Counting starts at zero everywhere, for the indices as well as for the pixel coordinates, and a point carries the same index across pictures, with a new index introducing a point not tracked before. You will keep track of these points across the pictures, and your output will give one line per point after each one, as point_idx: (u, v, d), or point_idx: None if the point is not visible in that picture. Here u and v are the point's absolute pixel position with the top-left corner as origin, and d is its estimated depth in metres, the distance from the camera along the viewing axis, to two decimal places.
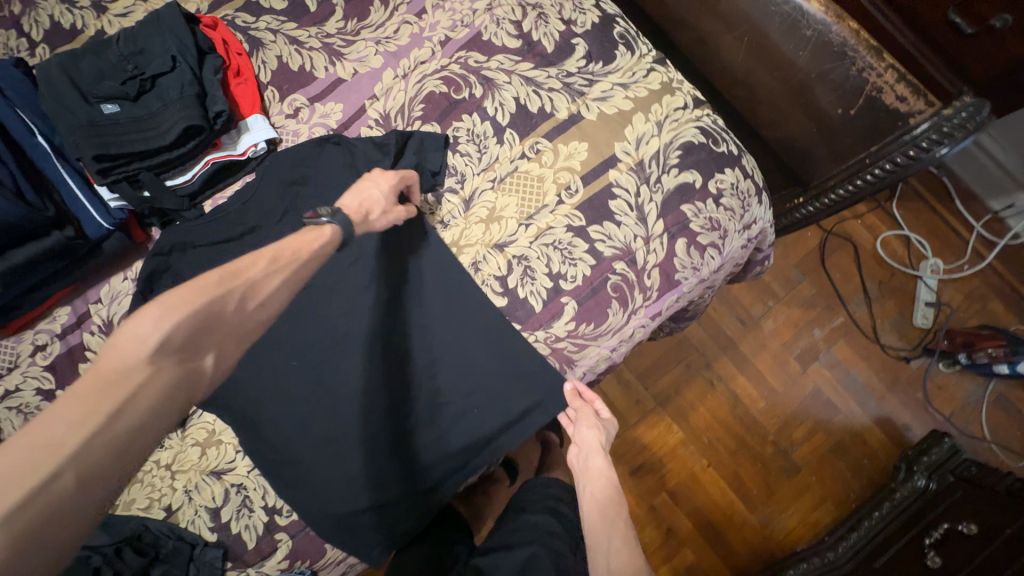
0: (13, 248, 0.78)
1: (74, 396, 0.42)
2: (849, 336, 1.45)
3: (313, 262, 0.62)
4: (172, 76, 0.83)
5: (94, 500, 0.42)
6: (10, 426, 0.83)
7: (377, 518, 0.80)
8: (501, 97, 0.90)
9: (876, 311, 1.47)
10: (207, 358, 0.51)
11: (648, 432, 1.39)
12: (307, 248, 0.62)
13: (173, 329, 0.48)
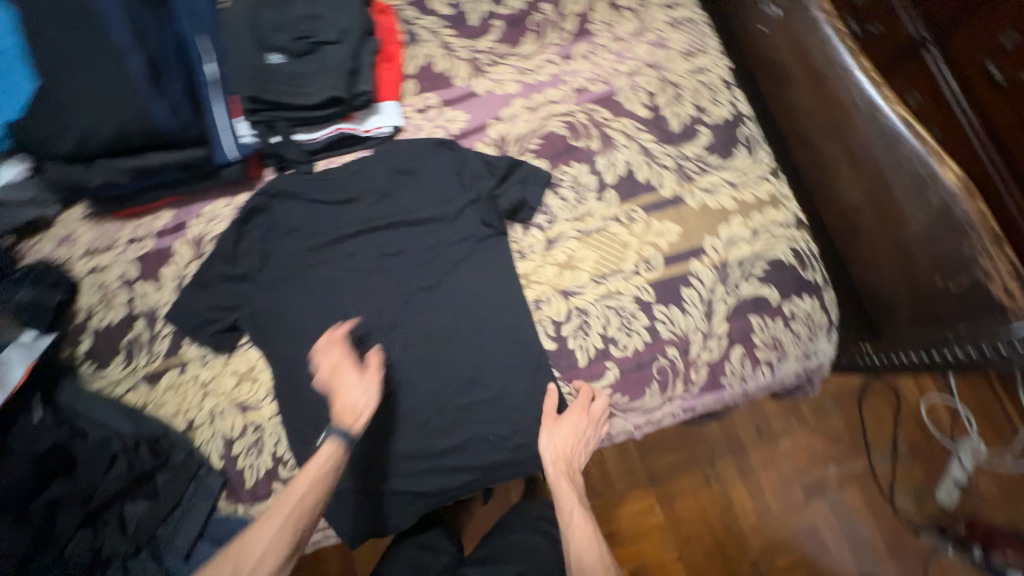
0: (154, 151, 0.86)
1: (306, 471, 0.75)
2: (864, 487, 1.40)
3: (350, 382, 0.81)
4: (335, 48, 0.91)
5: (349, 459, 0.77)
6: (88, 297, 0.94)
7: (370, 499, 0.86)
8: (614, 157, 0.93)
9: (900, 471, 1.41)
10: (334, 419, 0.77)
11: (632, 502, 1.37)
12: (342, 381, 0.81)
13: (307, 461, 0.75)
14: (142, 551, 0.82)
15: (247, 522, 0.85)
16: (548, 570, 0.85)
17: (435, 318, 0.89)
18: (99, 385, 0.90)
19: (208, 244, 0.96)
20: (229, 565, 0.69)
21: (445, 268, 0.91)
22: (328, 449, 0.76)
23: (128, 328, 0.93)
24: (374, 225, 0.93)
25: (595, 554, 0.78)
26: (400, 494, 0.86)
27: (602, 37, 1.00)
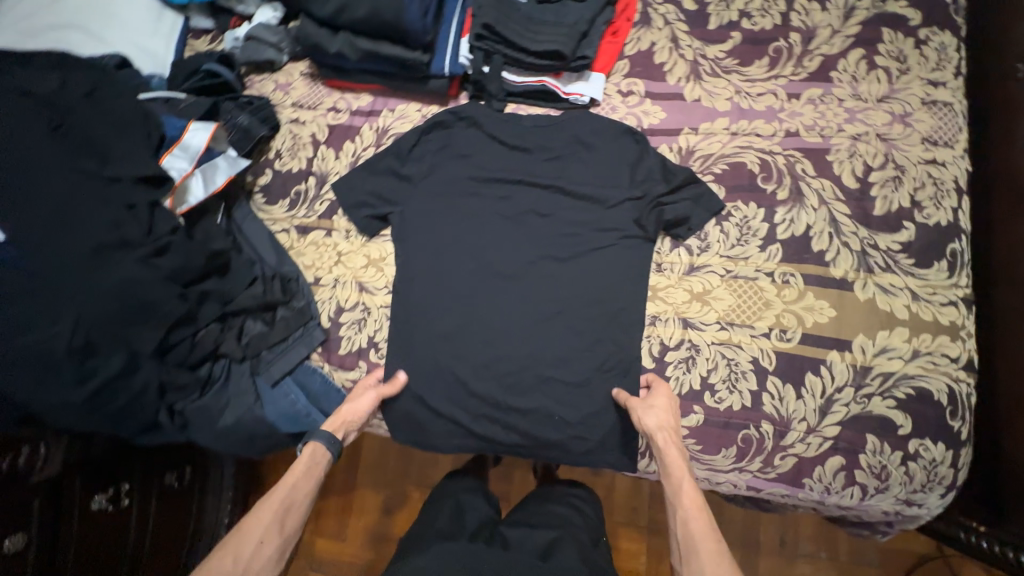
0: (388, 42, 0.94)
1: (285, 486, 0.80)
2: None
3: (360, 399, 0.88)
4: (578, 6, 0.92)
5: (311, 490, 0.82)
6: (281, 141, 1.07)
7: (422, 415, 0.93)
8: (797, 215, 0.88)
9: None
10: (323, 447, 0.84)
11: (635, 538, 1.32)
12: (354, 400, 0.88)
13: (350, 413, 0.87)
14: (246, 362, 0.94)
15: (328, 382, 0.96)
16: (586, 550, 0.88)
17: (555, 291, 0.91)
18: (262, 218, 1.03)
19: (389, 139, 1.04)
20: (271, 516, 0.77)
21: (582, 248, 0.92)
22: (307, 455, 0.83)
23: (301, 180, 1.05)
24: (536, 182, 0.96)
25: (703, 531, 0.72)
26: (453, 425, 0.92)
27: (840, 87, 0.92)
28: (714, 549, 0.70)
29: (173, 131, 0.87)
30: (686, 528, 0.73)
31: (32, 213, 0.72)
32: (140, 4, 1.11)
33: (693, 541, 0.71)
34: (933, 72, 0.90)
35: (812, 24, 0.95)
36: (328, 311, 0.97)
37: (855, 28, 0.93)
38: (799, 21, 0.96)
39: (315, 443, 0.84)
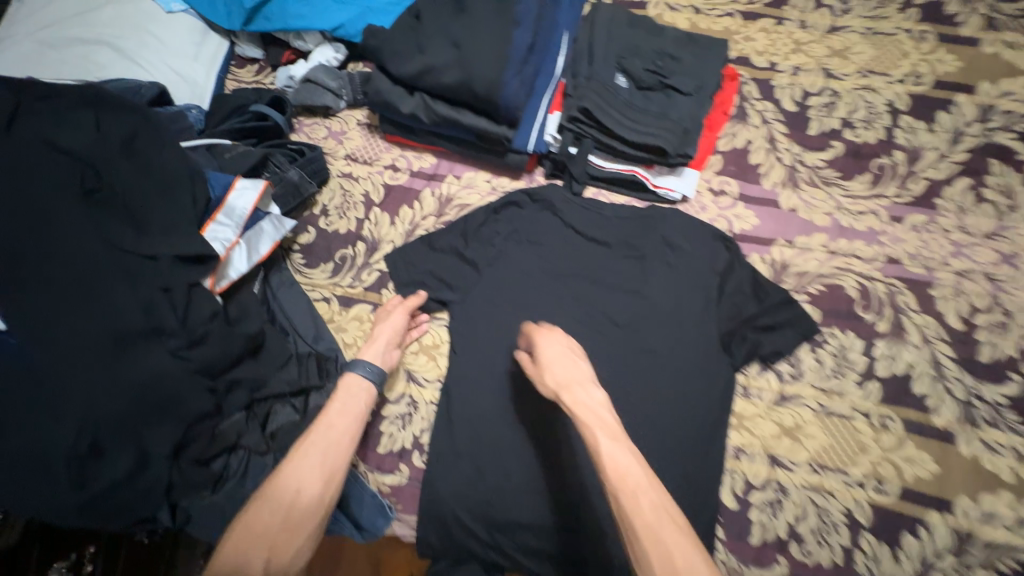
0: (472, 112, 0.84)
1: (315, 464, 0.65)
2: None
3: (318, 437, 0.67)
4: (683, 98, 0.84)
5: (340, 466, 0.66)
6: (329, 197, 0.96)
7: (461, 535, 0.80)
8: (897, 351, 0.81)
9: None
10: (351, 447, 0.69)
11: None
12: (339, 399, 0.72)
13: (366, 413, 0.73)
14: (268, 454, 0.79)
15: (360, 484, 0.83)
16: None
17: (633, 410, 0.81)
18: (301, 282, 0.92)
19: (453, 209, 0.95)
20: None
21: (664, 362, 0.84)
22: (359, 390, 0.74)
23: (348, 244, 0.94)
24: (615, 281, 0.88)
25: (656, 502, 0.55)
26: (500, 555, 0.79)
27: (945, 217, 0.87)
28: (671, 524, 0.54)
29: (217, 189, 0.75)
30: (634, 493, 0.55)
31: (55, 285, 0.62)
32: (184, 25, 1.00)
33: (654, 532, 0.53)
34: None
35: (917, 144, 0.90)
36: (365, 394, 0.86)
37: (962, 155, 0.89)
38: (903, 139, 0.91)
39: (352, 374, 0.75)
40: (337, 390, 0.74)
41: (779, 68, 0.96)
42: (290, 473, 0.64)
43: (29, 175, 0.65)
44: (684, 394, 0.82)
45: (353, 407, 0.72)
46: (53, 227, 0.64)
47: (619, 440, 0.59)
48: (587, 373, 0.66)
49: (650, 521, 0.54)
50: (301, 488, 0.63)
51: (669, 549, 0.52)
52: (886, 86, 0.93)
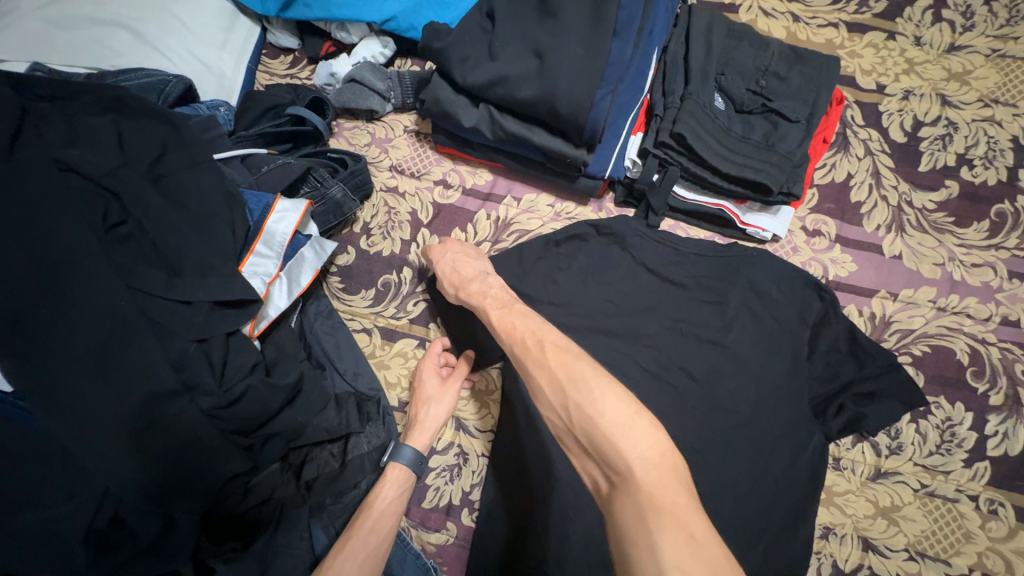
0: (547, 131, 0.73)
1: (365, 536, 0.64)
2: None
3: (359, 538, 0.64)
4: (790, 126, 0.73)
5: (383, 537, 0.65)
6: (371, 214, 0.86)
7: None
8: (1012, 429, 0.72)
9: None
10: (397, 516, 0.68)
11: None
12: (382, 491, 0.69)
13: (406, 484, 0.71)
14: (303, 505, 0.70)
15: (404, 544, 0.74)
16: None
17: (713, 480, 0.72)
18: (340, 310, 0.83)
19: (511, 236, 0.85)
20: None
21: (748, 427, 0.74)
22: (395, 469, 0.71)
23: (392, 269, 0.84)
24: (695, 330, 0.78)
25: (565, 361, 0.56)
26: None
27: None
28: (614, 410, 0.51)
29: (256, 212, 0.66)
30: (580, 402, 0.52)
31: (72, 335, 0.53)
32: (210, 7, 0.88)
33: (579, 404, 0.52)
34: None
35: None
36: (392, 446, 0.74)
37: None
38: None
39: (397, 467, 0.71)
40: (380, 480, 0.70)
41: (889, 90, 0.84)
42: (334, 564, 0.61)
43: (39, 205, 0.55)
44: (773, 465, 0.73)
45: (387, 498, 0.69)
46: (68, 267, 0.54)
47: (537, 344, 0.59)
48: (480, 271, 0.72)
49: (575, 376, 0.54)
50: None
51: (593, 410, 0.51)
52: (1011, 119, 0.82)
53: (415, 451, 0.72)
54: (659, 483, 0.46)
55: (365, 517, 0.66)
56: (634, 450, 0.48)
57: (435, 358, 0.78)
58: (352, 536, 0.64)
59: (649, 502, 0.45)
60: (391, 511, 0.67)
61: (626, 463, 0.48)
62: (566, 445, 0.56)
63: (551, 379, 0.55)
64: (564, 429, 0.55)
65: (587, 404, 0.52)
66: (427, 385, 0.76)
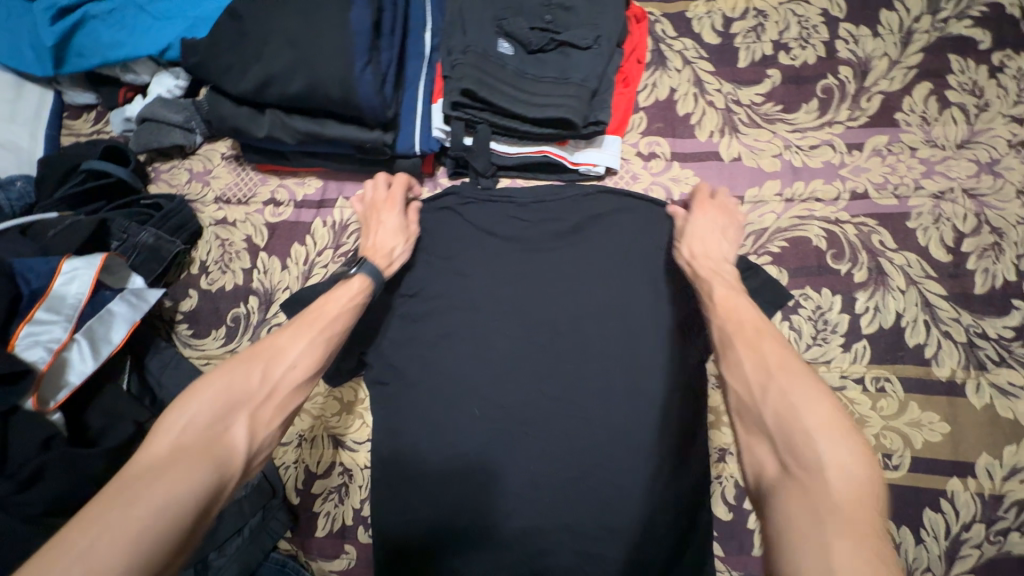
0: (336, 120, 0.70)
1: (228, 382, 0.52)
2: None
3: (279, 350, 0.56)
4: (582, 54, 0.70)
5: (254, 382, 0.53)
6: (206, 251, 0.82)
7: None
8: (882, 301, 0.70)
9: None
10: (280, 367, 0.55)
11: None
12: (334, 304, 0.61)
13: (299, 354, 0.56)
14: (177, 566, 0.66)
15: None
16: None
17: (597, 430, 0.70)
18: (193, 357, 0.79)
19: (351, 237, 0.81)
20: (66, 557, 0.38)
21: (621, 367, 0.71)
22: (358, 281, 0.65)
23: (238, 302, 0.80)
24: (552, 284, 0.75)
25: (736, 309, 0.55)
26: None
27: (909, 133, 0.74)
28: (826, 420, 0.43)
29: (35, 280, 0.62)
30: (758, 340, 0.51)
31: None
32: None
33: (780, 385, 0.46)
34: (1015, 106, 0.74)
35: (864, 54, 0.78)
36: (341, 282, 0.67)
37: (917, 56, 0.76)
38: (847, 51, 0.78)
39: (362, 277, 0.66)
40: (334, 291, 0.64)
41: None
42: (185, 415, 0.49)
43: None
44: (652, 400, 0.70)
45: (301, 325, 0.59)
46: None
47: (736, 321, 0.54)
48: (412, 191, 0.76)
49: (752, 336, 0.51)
50: (207, 449, 0.47)
51: (794, 404, 0.44)
52: None
53: (381, 269, 0.68)
54: (856, 478, 0.40)
55: (270, 363, 0.54)
56: (816, 417, 0.43)
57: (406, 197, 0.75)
58: (264, 355, 0.55)
59: (803, 437, 0.42)
60: (314, 344, 0.58)
61: (823, 463, 0.41)
62: (742, 425, 0.47)
63: (731, 307, 0.56)
64: (745, 406, 0.47)
65: (789, 391, 0.45)
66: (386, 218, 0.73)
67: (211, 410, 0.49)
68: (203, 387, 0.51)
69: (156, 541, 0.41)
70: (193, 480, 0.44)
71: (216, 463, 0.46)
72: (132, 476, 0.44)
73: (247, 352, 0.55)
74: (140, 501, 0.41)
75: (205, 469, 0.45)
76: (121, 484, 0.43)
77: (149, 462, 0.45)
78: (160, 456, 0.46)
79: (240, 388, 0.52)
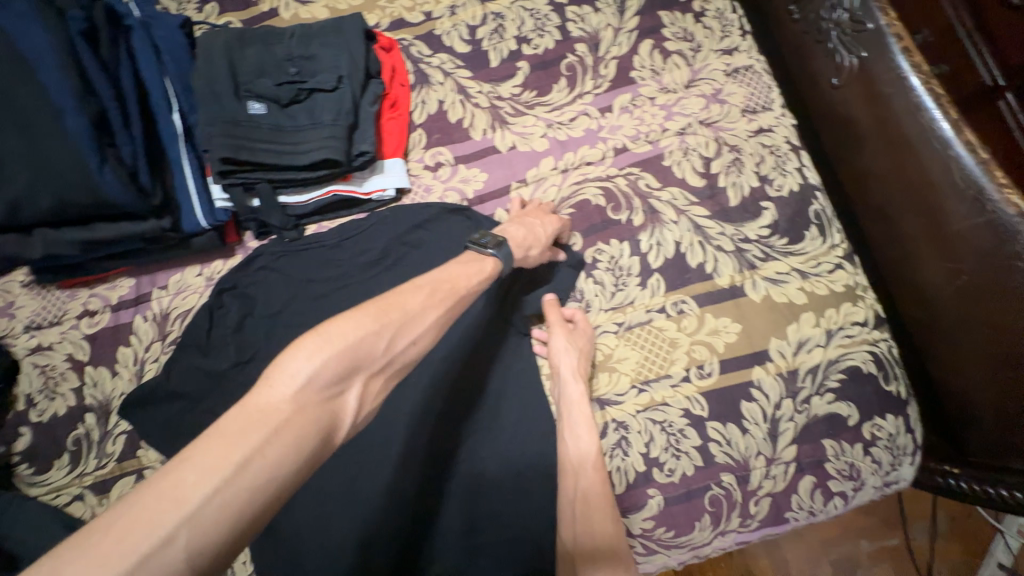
0: (108, 221, 0.70)
1: (355, 322, 0.50)
2: (899, 563, 1.29)
3: (410, 323, 0.53)
4: (332, 96, 0.75)
5: (376, 352, 0.50)
6: (28, 383, 0.79)
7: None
8: (661, 235, 0.78)
9: (939, 548, 1.29)
10: (400, 341, 0.52)
11: None
12: (466, 284, 0.61)
13: (422, 319, 0.54)
14: None
15: None
16: None
17: (450, 431, 0.73)
18: (38, 494, 0.75)
19: (175, 323, 0.80)
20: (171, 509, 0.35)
21: (456, 365, 0.76)
22: (492, 260, 0.66)
23: (74, 423, 0.78)
24: None
25: (582, 457, 0.68)
26: None
27: (645, 86, 0.84)
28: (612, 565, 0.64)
29: None
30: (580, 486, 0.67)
31: None
32: None
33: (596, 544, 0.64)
34: (722, 41, 0.86)
35: (592, 29, 0.87)
36: (471, 255, 0.66)
37: (634, 21, 0.87)
38: (578, 30, 0.87)
39: (496, 258, 0.66)
40: (472, 260, 0.65)
41: (435, 15, 0.89)
42: (307, 357, 0.46)
43: None
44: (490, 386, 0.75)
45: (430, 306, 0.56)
46: None
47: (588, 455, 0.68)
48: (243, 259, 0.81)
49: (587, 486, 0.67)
50: (319, 439, 0.44)
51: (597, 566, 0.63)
52: None
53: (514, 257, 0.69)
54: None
55: (401, 328, 0.53)
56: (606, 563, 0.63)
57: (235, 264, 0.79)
58: (396, 316, 0.53)
59: None
60: (434, 322, 0.55)
61: None
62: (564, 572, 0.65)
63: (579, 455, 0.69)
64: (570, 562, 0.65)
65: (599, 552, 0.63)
66: (542, 231, 0.73)
67: (336, 366, 0.47)
68: (329, 332, 0.48)
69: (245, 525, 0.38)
70: (299, 456, 0.42)
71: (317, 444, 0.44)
72: (251, 432, 0.40)
73: (377, 310, 0.52)
74: (247, 480, 0.38)
75: (312, 443, 0.43)
76: (241, 442, 0.39)
77: (272, 410, 0.42)
78: (289, 406, 0.43)
79: (366, 351, 0.49)
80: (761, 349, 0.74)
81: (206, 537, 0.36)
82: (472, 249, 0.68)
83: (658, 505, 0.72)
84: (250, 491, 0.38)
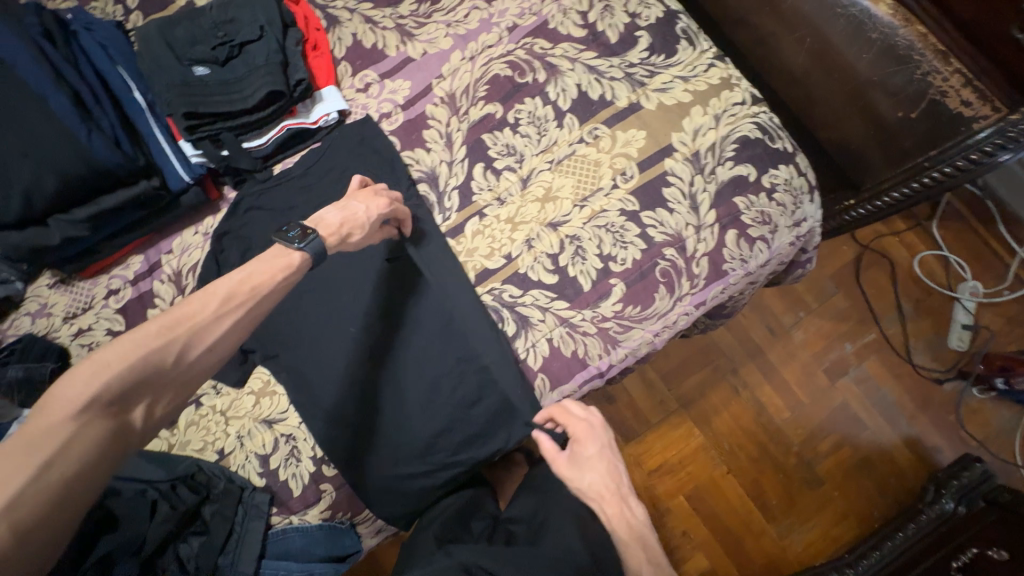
0: (106, 193, 0.83)
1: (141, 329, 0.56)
2: (883, 353, 1.50)
3: (272, 295, 0.65)
4: (259, 44, 0.88)
5: (180, 357, 0.58)
6: (80, 362, 0.91)
7: (394, 485, 0.86)
8: (563, 83, 0.93)
9: (910, 329, 1.51)
10: (209, 334, 0.60)
11: (682, 418, 1.47)
12: (271, 280, 0.65)
13: (237, 315, 0.62)
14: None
15: (305, 530, 0.84)
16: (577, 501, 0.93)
17: (439, 284, 0.88)
18: None
19: (188, 277, 0.93)
20: (54, 443, 0.50)
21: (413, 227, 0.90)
22: (299, 255, 0.68)
23: None
24: None
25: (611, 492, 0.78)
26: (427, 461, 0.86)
27: None
28: None
29: None
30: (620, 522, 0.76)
31: None
32: None
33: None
34: None
35: None
36: (280, 250, 0.68)
37: None
38: None
39: (305, 251, 0.68)
40: (281, 254, 0.67)
41: None
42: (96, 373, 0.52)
43: None
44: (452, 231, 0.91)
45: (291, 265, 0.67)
46: None
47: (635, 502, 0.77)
48: (231, 205, 0.94)
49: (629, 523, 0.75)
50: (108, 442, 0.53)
51: None
52: None
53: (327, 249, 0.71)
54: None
55: (194, 340, 0.59)
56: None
57: (229, 203, 0.94)
58: (189, 327, 0.58)
59: None
60: (287, 283, 0.66)
61: None
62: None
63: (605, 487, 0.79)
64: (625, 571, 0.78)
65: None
66: (360, 213, 0.77)
67: (120, 384, 0.53)
68: (114, 356, 0.54)
69: (63, 498, 0.49)
70: (84, 458, 0.51)
71: (113, 437, 0.53)
72: (131, 374, 0.54)
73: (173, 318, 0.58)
74: (49, 479, 0.48)
75: (102, 440, 0.52)
76: (127, 371, 0.54)
77: (152, 351, 0.56)
78: (184, 348, 0.58)
79: (156, 364, 0.56)
80: (665, 145, 0.89)
81: (26, 523, 0.47)
82: (279, 243, 0.69)
83: (622, 293, 0.87)
84: (66, 473, 0.50)
